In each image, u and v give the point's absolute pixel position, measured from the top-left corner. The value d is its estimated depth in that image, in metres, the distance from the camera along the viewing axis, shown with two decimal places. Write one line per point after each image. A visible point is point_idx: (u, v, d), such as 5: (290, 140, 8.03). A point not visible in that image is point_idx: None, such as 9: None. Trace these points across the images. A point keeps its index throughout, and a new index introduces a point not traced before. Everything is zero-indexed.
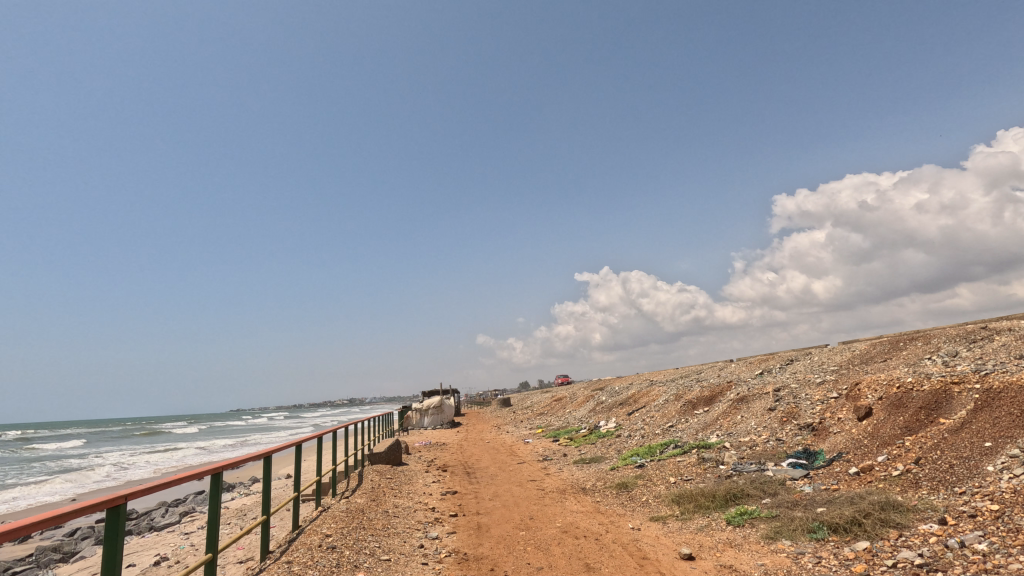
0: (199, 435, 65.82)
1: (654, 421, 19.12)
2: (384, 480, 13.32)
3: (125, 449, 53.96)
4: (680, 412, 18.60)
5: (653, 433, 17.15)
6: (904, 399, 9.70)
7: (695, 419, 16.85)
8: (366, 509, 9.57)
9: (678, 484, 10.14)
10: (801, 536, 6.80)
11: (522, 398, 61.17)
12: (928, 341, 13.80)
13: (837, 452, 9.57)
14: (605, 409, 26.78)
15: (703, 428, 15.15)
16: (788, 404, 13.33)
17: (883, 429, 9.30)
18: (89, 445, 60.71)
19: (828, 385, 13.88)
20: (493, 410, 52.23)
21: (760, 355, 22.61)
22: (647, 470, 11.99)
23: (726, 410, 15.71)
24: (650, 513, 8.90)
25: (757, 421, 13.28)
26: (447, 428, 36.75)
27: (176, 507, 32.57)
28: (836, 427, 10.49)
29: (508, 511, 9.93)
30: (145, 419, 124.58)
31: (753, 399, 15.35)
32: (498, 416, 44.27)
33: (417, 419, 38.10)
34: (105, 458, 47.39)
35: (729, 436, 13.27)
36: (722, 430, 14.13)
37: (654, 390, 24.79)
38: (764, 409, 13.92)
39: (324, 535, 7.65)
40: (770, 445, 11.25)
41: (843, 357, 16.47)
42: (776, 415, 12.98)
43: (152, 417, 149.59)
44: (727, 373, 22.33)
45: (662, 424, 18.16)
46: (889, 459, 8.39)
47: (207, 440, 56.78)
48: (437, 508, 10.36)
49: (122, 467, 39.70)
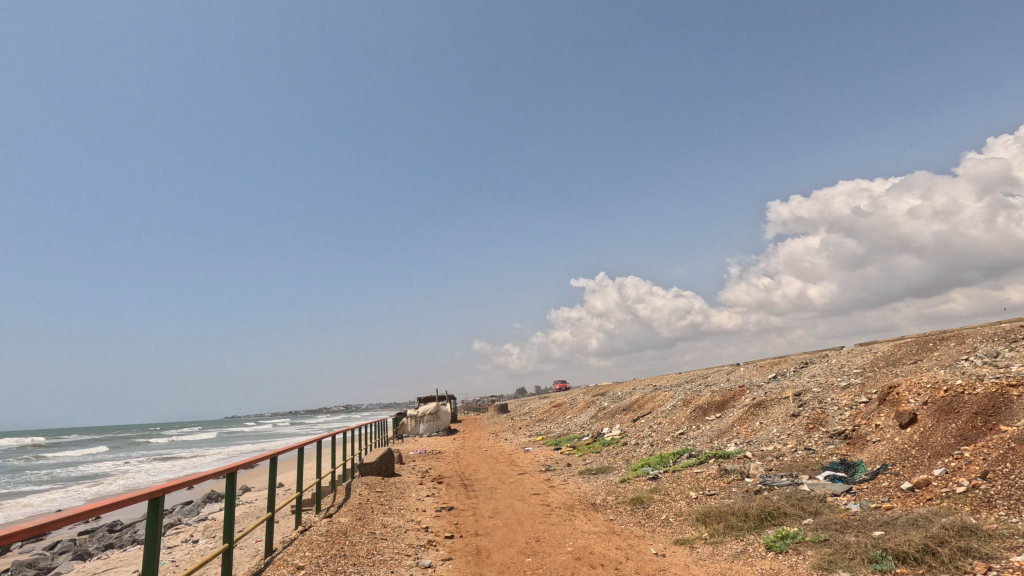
0: (192, 443, 64.51)
1: (663, 428, 18.05)
2: (374, 494, 12.20)
3: (117, 457, 52.77)
4: (691, 418, 17.51)
5: (662, 441, 16.09)
6: (955, 404, 8.65)
7: (708, 426, 15.79)
8: (350, 531, 8.42)
9: (701, 500, 9.06)
10: (863, 567, 5.70)
11: (521, 403, 59.94)
12: (962, 340, 12.77)
13: (880, 464, 8.52)
14: (608, 415, 25.68)
15: (717, 436, 14.11)
16: (813, 410, 12.27)
17: (934, 439, 8.26)
18: (80, 453, 59.39)
19: (855, 389, 12.83)
20: (491, 417, 50.97)
21: (771, 359, 21.60)
22: (663, 483, 10.91)
23: (742, 416, 14.66)
24: (674, 535, 7.82)
25: (780, 429, 12.21)
26: (443, 436, 35.60)
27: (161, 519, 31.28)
28: (874, 435, 9.44)
29: (511, 532, 8.82)
30: (139, 427, 122.92)
31: (772, 404, 14.31)
32: (495, 423, 43.18)
33: (412, 426, 36.92)
34: (95, 467, 46.22)
35: (749, 445, 12.22)
36: (740, 438, 13.09)
37: (659, 395, 23.75)
38: (786, 415, 12.86)
39: (296, 567, 6.51)
40: (799, 455, 10.18)
41: (867, 359, 15.42)
42: (800, 422, 11.91)
43: (146, 424, 147.75)
44: (737, 377, 21.27)
45: (672, 431, 17.09)
46: (948, 472, 7.32)
47: (200, 449, 55.56)
48: (431, 529, 9.24)
49: (108, 478, 38.45)
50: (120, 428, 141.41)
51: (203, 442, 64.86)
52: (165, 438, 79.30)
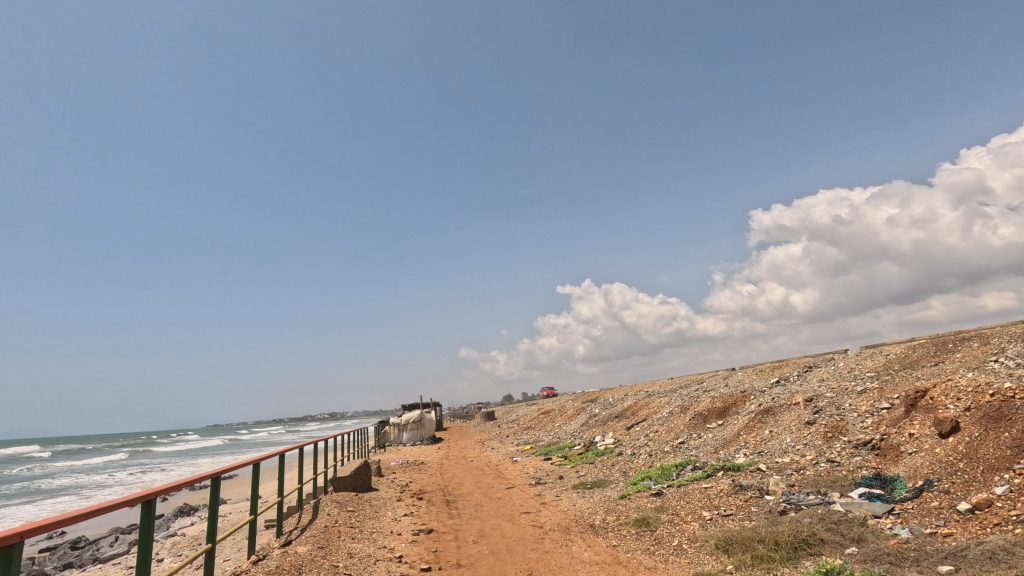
0: (168, 453, 62.19)
1: (660, 436, 16.93)
2: (344, 514, 10.86)
3: (89, 469, 50.56)
4: (692, 426, 16.35)
5: (661, 452, 14.94)
6: (1005, 411, 7.58)
7: (710, 435, 14.68)
8: (307, 565, 7.09)
9: (717, 523, 7.88)
10: None
11: (508, 411, 58.48)
12: (987, 340, 11.81)
13: (923, 479, 7.42)
14: (600, 422, 24.53)
15: (723, 447, 12.98)
16: (830, 417, 11.18)
17: (985, 451, 7.18)
18: (51, 465, 57.02)
19: (874, 394, 11.78)
20: (477, 425, 49.45)
21: (772, 363, 20.65)
22: (669, 500, 9.71)
23: (748, 423, 13.55)
24: (692, 568, 6.62)
25: (795, 438, 11.10)
26: (427, 445, 34.21)
27: (127, 535, 29.41)
28: (909, 446, 8.35)
29: (499, 561, 7.57)
30: (115, 436, 119.18)
31: (781, 410, 13.23)
32: (482, 431, 41.86)
33: (394, 435, 35.45)
34: (63, 479, 44.09)
35: (761, 456, 11.09)
36: (749, 448, 11.98)
37: (654, 401, 22.67)
38: (799, 422, 11.76)
39: None
40: (823, 469, 9.06)
41: (879, 362, 14.42)
42: (817, 430, 10.81)
43: (124, 433, 143.74)
44: (735, 382, 20.24)
45: (671, 440, 15.95)
46: (1015, 491, 6.20)
47: (176, 460, 53.45)
48: (405, 558, 7.93)
49: (73, 492, 36.30)
50: (94, 437, 137.38)
51: (180, 452, 62.59)
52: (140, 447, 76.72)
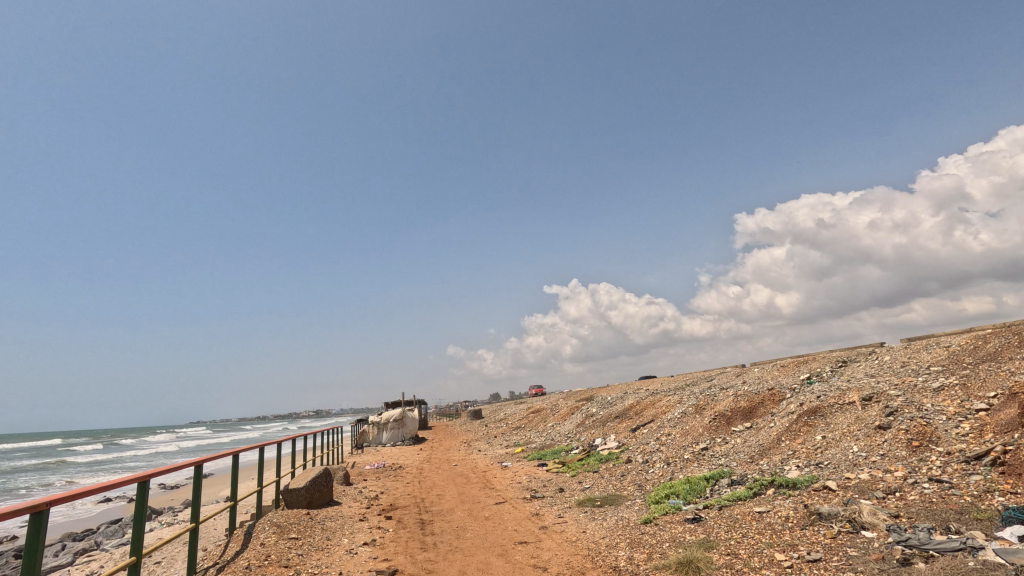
0: (141, 451, 58.63)
1: (675, 440, 14.54)
2: (283, 546, 8.26)
3: (52, 466, 47.04)
4: (713, 429, 13.90)
5: (681, 459, 12.53)
6: None
7: (740, 440, 12.33)
8: None
9: None
10: None
11: (495, 410, 56.02)
12: None
13: None
14: (598, 423, 22.09)
15: (764, 456, 10.59)
16: (909, 420, 8.83)
17: None
18: (19, 461, 53.62)
19: (957, 392, 9.42)
20: (463, 424, 46.61)
21: (796, 358, 18.43)
22: (716, 532, 7.26)
23: (790, 426, 11.14)
24: None
25: (866, 448, 8.75)
26: (409, 446, 31.54)
27: (75, 544, 26.39)
28: None
29: None
30: (93, 433, 114.64)
31: (832, 411, 10.83)
32: (468, 431, 39.24)
33: (375, 435, 32.70)
34: (24, 477, 40.73)
35: (823, 471, 8.69)
36: (801, 457, 9.63)
37: (661, 400, 20.33)
38: (864, 427, 9.39)
39: None
40: (932, 491, 6.65)
41: (941, 355, 12.13)
42: (896, 438, 8.48)
43: (102, 430, 138.71)
44: (755, 379, 17.94)
45: (689, 444, 13.57)
46: None
47: (148, 457, 50.10)
48: None
49: (20, 493, 32.93)
50: (66, 434, 132.56)
51: (155, 450, 59.12)
52: (110, 445, 72.96)
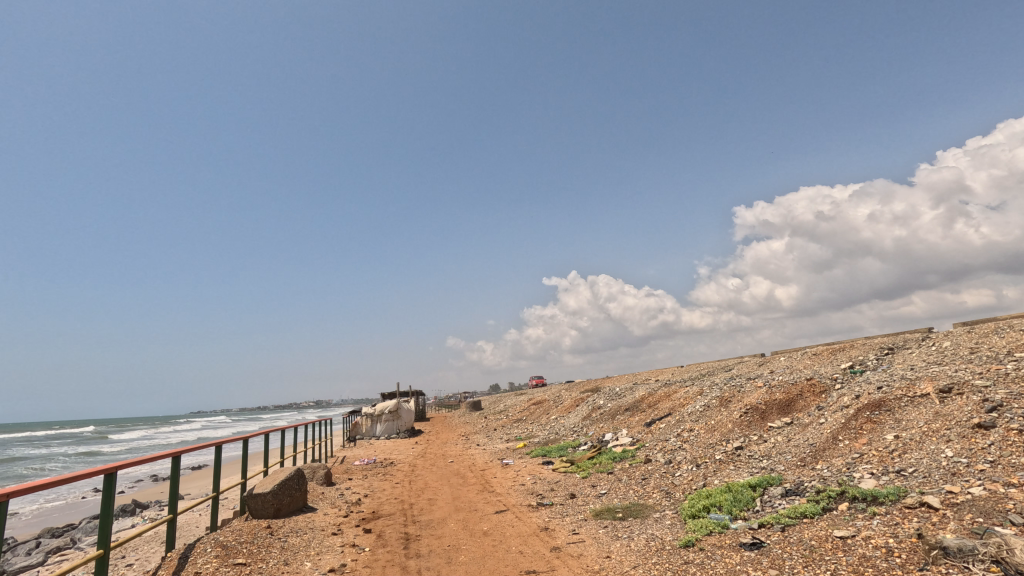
0: (127, 441, 56.38)
1: (701, 437, 12.67)
2: None
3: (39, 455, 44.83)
4: (745, 426, 12.05)
5: (714, 461, 10.65)
6: None
7: (783, 439, 10.45)
8: None
9: None
10: None
11: (493, 402, 54.21)
12: None
13: None
14: (607, 416, 20.28)
15: (821, 459, 8.72)
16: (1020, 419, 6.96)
17: None
18: (11, 450, 51.59)
19: None
20: (461, 416, 44.99)
21: (829, 345, 16.60)
22: (793, 568, 5.40)
23: (849, 423, 9.28)
24: None
25: (964, 451, 6.93)
26: (404, 439, 29.77)
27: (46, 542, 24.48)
28: None
29: None
30: (86, 425, 112.11)
31: (901, 406, 9.00)
32: (466, 423, 37.46)
33: (367, 427, 30.92)
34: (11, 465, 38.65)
35: (911, 482, 6.84)
36: (873, 462, 7.78)
37: (676, 392, 18.50)
38: (955, 426, 7.54)
39: None
40: None
41: (1020, 339, 10.27)
42: (1008, 441, 6.65)
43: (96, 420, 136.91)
44: (785, 368, 16.10)
45: (720, 443, 11.71)
46: None
47: (133, 449, 47.86)
48: None
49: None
50: (58, 423, 130.51)
51: (142, 441, 56.99)
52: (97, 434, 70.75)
